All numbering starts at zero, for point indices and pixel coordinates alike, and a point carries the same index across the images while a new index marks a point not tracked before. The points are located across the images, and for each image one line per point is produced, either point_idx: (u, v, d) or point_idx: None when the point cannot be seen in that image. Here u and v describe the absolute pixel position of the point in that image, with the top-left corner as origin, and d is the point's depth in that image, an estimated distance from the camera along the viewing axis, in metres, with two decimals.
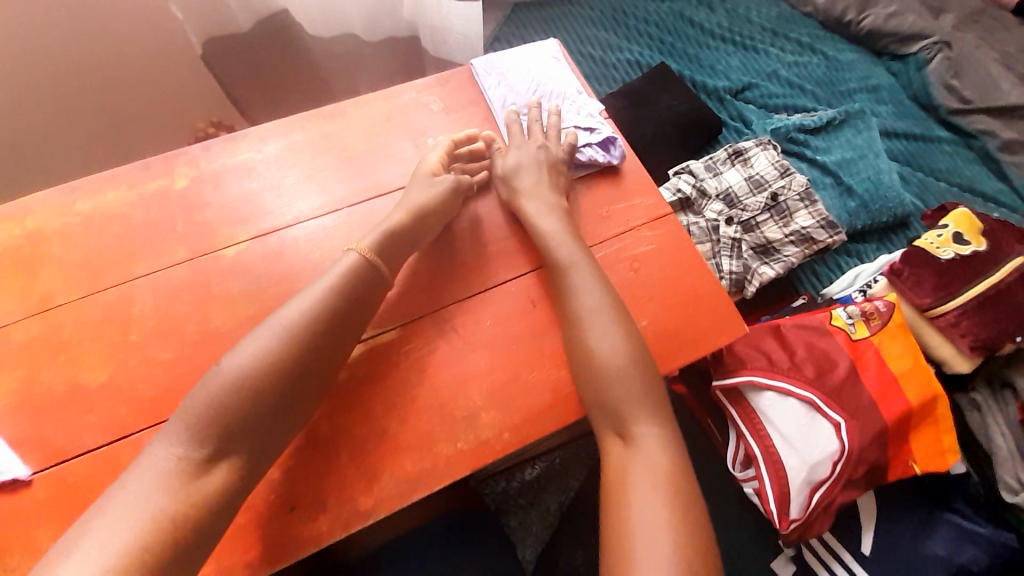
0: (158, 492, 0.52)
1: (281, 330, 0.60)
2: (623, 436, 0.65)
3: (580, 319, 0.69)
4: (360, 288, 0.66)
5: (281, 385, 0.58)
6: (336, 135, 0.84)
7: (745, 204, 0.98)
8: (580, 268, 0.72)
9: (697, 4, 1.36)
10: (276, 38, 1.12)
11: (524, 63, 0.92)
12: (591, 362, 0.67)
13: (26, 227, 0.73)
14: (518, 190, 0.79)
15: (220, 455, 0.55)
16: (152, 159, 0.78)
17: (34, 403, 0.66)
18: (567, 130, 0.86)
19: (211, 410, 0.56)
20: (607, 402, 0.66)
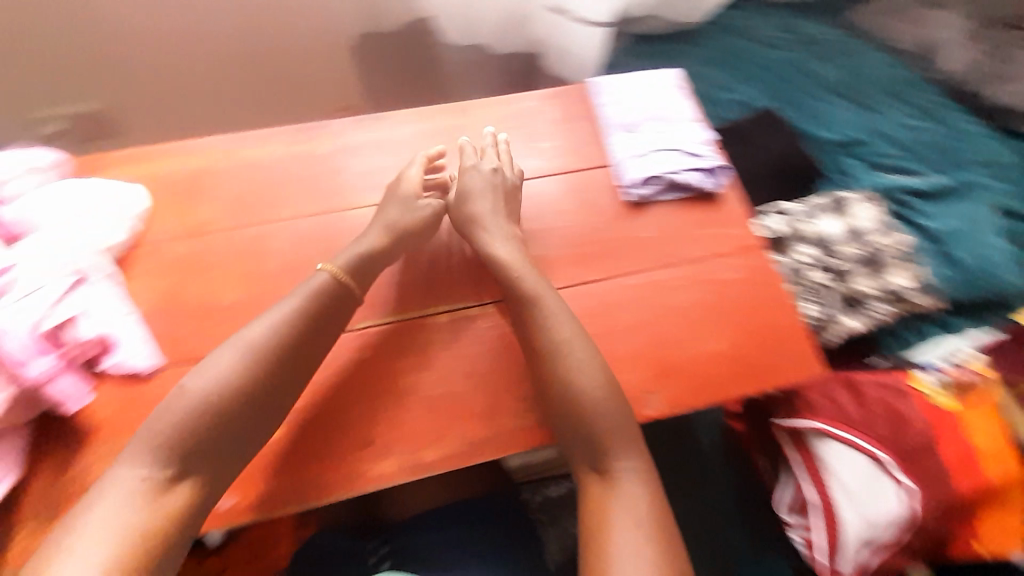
0: (130, 507, 0.52)
1: (241, 346, 0.63)
2: (600, 474, 0.64)
3: (553, 354, 0.69)
4: (326, 304, 0.69)
5: (243, 404, 0.60)
6: (461, 128, 0.94)
7: (840, 253, 0.97)
8: (549, 302, 0.72)
9: (814, 55, 1.36)
10: (415, 42, 1.28)
11: (640, 87, 1.00)
12: (569, 398, 0.67)
13: (191, 164, 0.85)
14: (477, 213, 0.81)
15: (184, 472, 0.56)
16: (302, 126, 0.90)
17: (170, 310, 0.75)
18: (674, 151, 0.90)
19: (180, 428, 0.57)
20: (587, 437, 0.66)
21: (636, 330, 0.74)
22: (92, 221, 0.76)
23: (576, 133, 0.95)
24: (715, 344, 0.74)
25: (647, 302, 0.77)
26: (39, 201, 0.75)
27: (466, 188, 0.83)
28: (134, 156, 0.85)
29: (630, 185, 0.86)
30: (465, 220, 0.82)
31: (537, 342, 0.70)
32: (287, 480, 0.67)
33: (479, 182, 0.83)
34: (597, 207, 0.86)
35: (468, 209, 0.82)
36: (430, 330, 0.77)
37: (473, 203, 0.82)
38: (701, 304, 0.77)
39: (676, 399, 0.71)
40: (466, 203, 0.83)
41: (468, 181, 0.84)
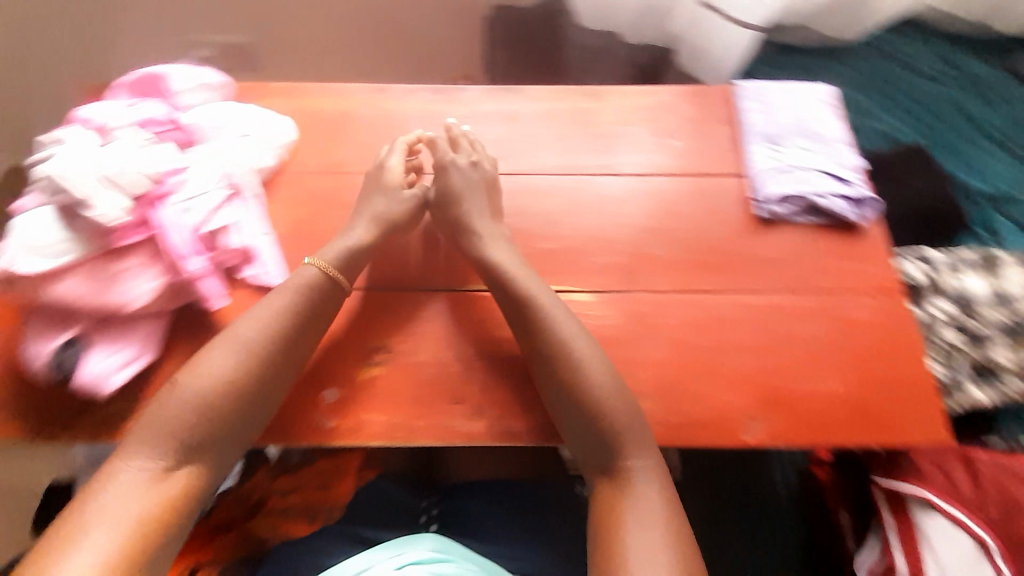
0: (131, 498, 0.52)
1: (225, 344, 0.62)
2: (610, 475, 0.60)
3: (553, 353, 0.64)
4: (316, 301, 0.67)
5: (234, 401, 0.59)
6: (594, 113, 0.93)
7: (981, 315, 0.86)
8: (546, 301, 0.67)
9: (974, 95, 1.23)
10: (547, 25, 1.30)
11: (791, 99, 0.93)
12: (573, 397, 0.63)
13: (339, 106, 0.90)
14: (457, 210, 0.76)
15: (180, 462, 0.56)
16: (443, 89, 0.93)
17: (297, 236, 0.77)
18: (818, 171, 0.84)
19: (171, 423, 0.57)
20: (597, 437, 0.61)
21: (748, 350, 0.70)
22: (249, 140, 0.80)
23: (713, 136, 0.90)
24: (830, 384, 0.70)
25: (763, 324, 0.72)
26: (208, 112, 0.80)
27: (448, 181, 0.77)
28: (290, 90, 0.91)
29: (766, 200, 0.81)
30: (446, 221, 0.77)
31: (540, 341, 0.65)
32: (375, 418, 0.67)
33: (471, 174, 0.78)
34: (725, 216, 0.81)
35: (448, 201, 0.77)
36: None
37: (462, 201, 0.76)
38: (823, 339, 0.72)
39: (780, 431, 0.66)
40: (451, 198, 0.77)
41: (453, 173, 0.78)
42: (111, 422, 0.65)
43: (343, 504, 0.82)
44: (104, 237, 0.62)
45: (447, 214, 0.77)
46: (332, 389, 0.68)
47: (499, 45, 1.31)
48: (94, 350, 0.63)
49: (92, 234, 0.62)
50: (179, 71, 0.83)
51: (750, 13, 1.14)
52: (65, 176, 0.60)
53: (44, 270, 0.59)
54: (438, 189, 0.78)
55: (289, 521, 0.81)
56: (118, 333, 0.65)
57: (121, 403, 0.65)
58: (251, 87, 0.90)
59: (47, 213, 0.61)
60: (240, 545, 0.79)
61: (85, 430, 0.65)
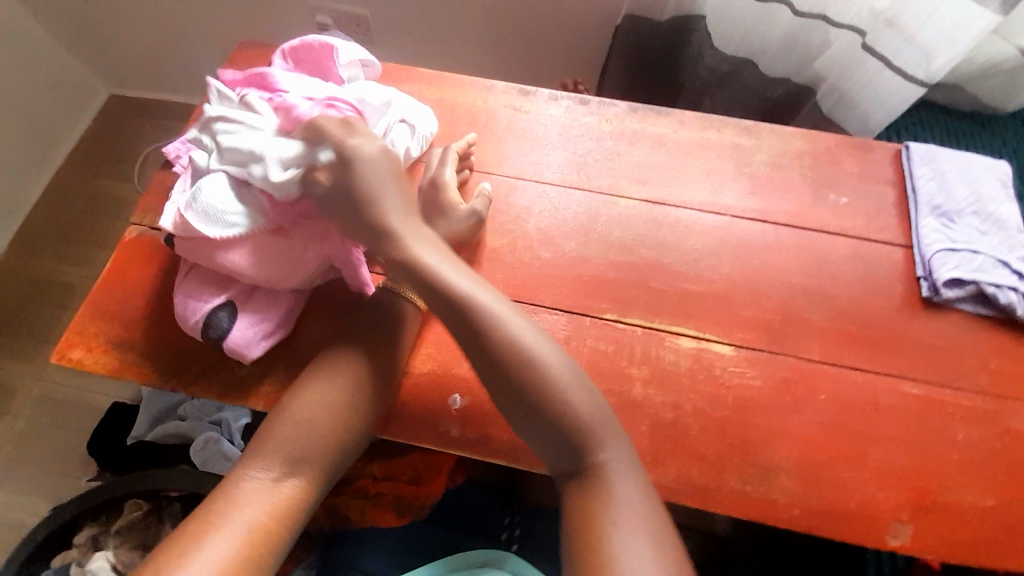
0: (250, 503, 0.57)
1: (322, 371, 0.63)
2: (579, 474, 0.56)
3: (502, 363, 0.56)
4: (394, 319, 0.66)
5: (336, 416, 0.62)
6: (746, 150, 0.86)
7: None
8: (485, 299, 0.58)
9: None
10: (679, 36, 1.20)
11: (968, 171, 0.84)
12: (535, 403, 0.56)
13: (486, 103, 0.87)
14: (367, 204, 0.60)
15: (289, 471, 0.59)
16: (591, 101, 0.89)
17: None
18: (996, 261, 0.75)
19: (280, 442, 0.60)
20: (570, 442, 0.56)
21: (901, 443, 0.65)
22: (404, 126, 0.76)
23: (877, 197, 0.83)
24: (984, 498, 0.64)
25: (920, 419, 0.67)
26: (370, 90, 0.75)
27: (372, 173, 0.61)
28: (434, 78, 0.88)
29: (935, 280, 0.74)
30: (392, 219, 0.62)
31: (487, 352, 0.57)
32: (499, 434, 0.65)
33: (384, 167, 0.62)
34: (884, 290, 0.75)
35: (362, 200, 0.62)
36: (668, 350, 0.70)
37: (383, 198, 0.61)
38: (982, 448, 0.66)
39: (927, 541, 0.62)
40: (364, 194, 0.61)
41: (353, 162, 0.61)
42: (244, 387, 0.66)
43: (430, 504, 0.80)
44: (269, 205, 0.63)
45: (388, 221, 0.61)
46: (459, 394, 0.67)
47: (627, 56, 1.26)
48: (240, 318, 0.63)
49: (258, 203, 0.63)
50: (345, 43, 0.78)
51: (920, 63, 0.98)
52: (258, 149, 0.62)
53: (219, 236, 0.61)
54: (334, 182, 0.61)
55: (376, 510, 0.79)
56: (265, 305, 0.65)
57: (255, 369, 0.67)
58: (396, 68, 0.89)
59: (228, 180, 0.63)
60: (328, 519, 0.80)
61: (214, 386, 0.66)
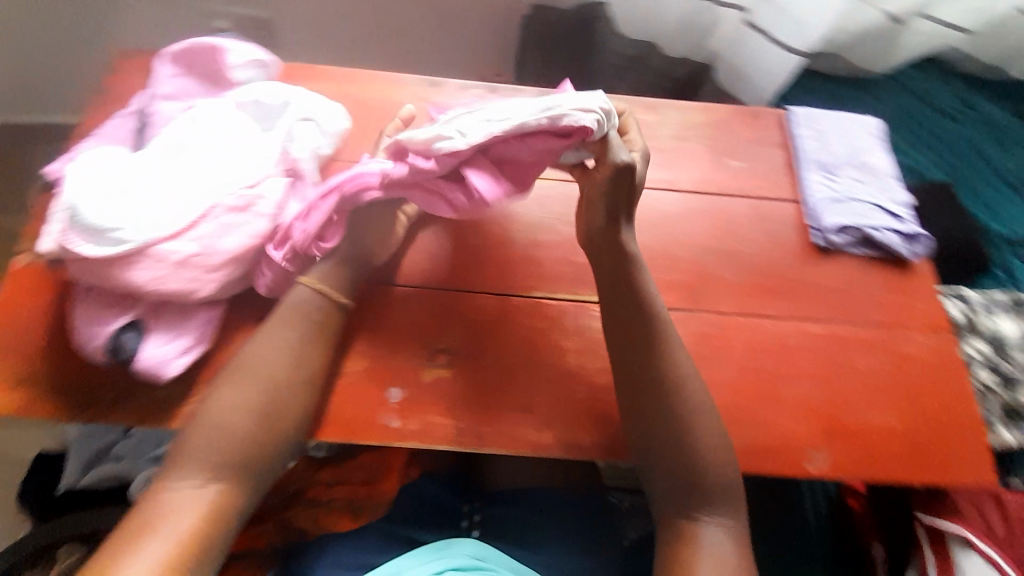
0: (177, 513, 0.55)
1: (239, 376, 0.61)
2: (684, 515, 0.62)
3: (652, 376, 0.65)
4: (316, 319, 0.65)
5: (259, 415, 0.60)
6: (650, 125, 0.91)
7: (1015, 359, 0.90)
8: (656, 311, 0.68)
9: (993, 140, 1.26)
10: (584, 22, 1.23)
11: (843, 130, 0.93)
12: (658, 418, 0.64)
13: (396, 98, 0.86)
14: (623, 197, 0.68)
15: (215, 476, 0.58)
16: (501, 89, 0.91)
17: None
18: (874, 207, 0.84)
19: (200, 451, 0.58)
20: (678, 479, 0.63)
21: (811, 377, 0.72)
22: (310, 124, 0.75)
23: (771, 160, 0.90)
24: (888, 419, 0.71)
25: (825, 354, 0.73)
26: (265, 90, 0.76)
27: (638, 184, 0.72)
28: (341, 76, 0.87)
29: (824, 229, 0.82)
30: (612, 199, 0.68)
31: (660, 380, 0.65)
32: (441, 421, 0.66)
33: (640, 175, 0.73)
34: (783, 243, 0.82)
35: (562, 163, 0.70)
36: (596, 319, 0.73)
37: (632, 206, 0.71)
38: (878, 372, 0.73)
39: (842, 462, 0.68)
40: (626, 182, 0.67)
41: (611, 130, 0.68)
42: (164, 408, 0.63)
43: (386, 502, 0.79)
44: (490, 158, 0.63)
45: (620, 198, 0.68)
46: (396, 387, 0.67)
47: (536, 46, 1.28)
48: (150, 337, 0.61)
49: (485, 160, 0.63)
50: (234, 44, 0.79)
51: (797, 35, 1.08)
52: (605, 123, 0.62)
53: (94, 251, 0.58)
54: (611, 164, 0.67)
55: (330, 514, 0.78)
56: (176, 321, 0.62)
57: (176, 389, 0.64)
58: (301, 68, 0.87)
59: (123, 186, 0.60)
60: (280, 534, 0.78)
61: (132, 413, 0.63)
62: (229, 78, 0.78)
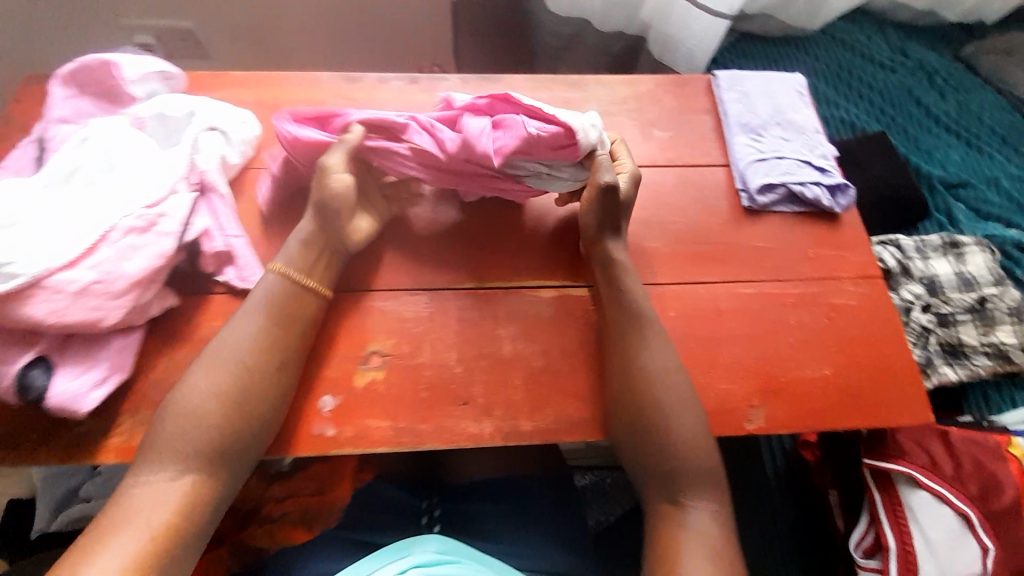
0: (152, 506, 0.54)
1: (211, 363, 0.60)
2: (670, 501, 0.62)
3: (632, 367, 0.66)
4: (285, 307, 0.64)
5: (233, 404, 0.59)
6: (575, 103, 0.90)
7: (949, 298, 0.93)
8: (641, 307, 0.69)
9: (927, 85, 1.25)
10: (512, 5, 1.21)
11: (767, 89, 0.93)
12: (642, 395, 0.65)
13: (312, 96, 0.82)
14: (610, 219, 0.71)
15: (188, 467, 0.57)
16: (421, 77, 0.86)
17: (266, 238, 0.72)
18: (800, 163, 0.84)
19: (174, 438, 0.57)
20: (664, 463, 0.63)
21: (745, 339, 0.73)
22: (215, 133, 0.73)
23: (698, 126, 0.90)
24: (823, 369, 0.72)
25: (758, 314, 0.74)
26: (170, 102, 0.73)
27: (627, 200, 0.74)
28: (251, 79, 0.83)
29: (750, 189, 0.82)
30: (598, 218, 0.71)
31: (634, 369, 0.66)
32: (377, 423, 0.64)
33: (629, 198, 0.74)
34: (714, 208, 0.82)
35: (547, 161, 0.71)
36: (530, 303, 0.72)
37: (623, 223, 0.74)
38: (812, 326, 0.74)
39: (779, 417, 0.69)
40: (614, 202, 0.70)
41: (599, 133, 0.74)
42: (88, 440, 0.61)
43: (340, 508, 0.75)
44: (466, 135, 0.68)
45: (611, 222, 0.72)
46: (329, 395, 0.65)
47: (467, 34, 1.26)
48: (60, 372, 0.58)
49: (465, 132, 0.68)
50: (126, 57, 0.75)
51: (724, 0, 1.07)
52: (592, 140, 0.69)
53: None
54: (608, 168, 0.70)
55: (283, 529, 0.73)
56: (89, 352, 0.60)
57: (98, 421, 0.62)
58: (208, 76, 0.83)
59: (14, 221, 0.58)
60: (235, 558, 0.73)
61: (57, 450, 0.61)
62: (127, 94, 0.75)
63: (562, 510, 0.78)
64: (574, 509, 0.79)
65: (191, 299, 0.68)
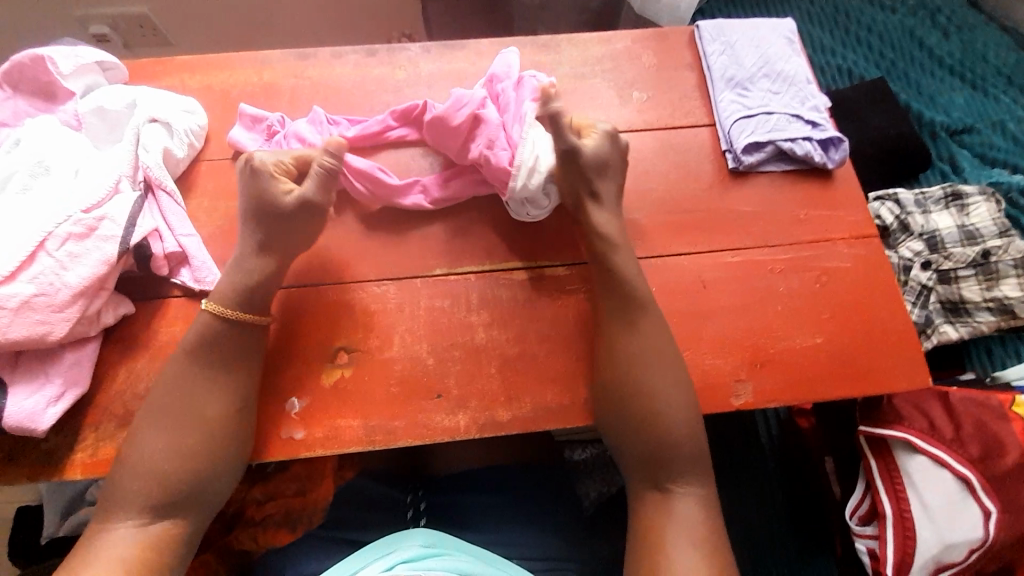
0: (124, 541, 0.55)
1: (160, 414, 0.58)
2: (656, 487, 0.61)
3: (615, 355, 0.63)
4: (223, 344, 0.60)
5: (196, 433, 0.58)
6: (547, 65, 0.82)
7: (950, 252, 0.89)
8: (611, 317, 0.64)
9: (929, 24, 1.17)
10: None
11: (755, 36, 0.85)
12: (615, 402, 0.62)
13: (262, 78, 0.77)
14: (583, 180, 0.67)
15: (155, 501, 0.56)
16: (378, 48, 0.80)
17: (222, 236, 0.68)
18: (790, 118, 0.78)
19: (136, 483, 0.56)
20: (650, 452, 0.61)
21: (730, 311, 0.69)
22: (157, 126, 0.68)
23: (680, 83, 0.83)
24: (813, 338, 0.68)
25: (744, 285, 0.71)
26: (108, 94, 0.69)
27: (612, 156, 0.68)
28: (196, 64, 0.77)
29: (736, 150, 0.76)
30: (569, 182, 0.67)
31: (619, 355, 0.63)
32: (348, 422, 0.63)
33: (610, 153, 0.68)
34: (698, 173, 0.77)
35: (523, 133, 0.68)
36: (503, 287, 0.69)
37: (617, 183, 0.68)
38: (802, 293, 0.71)
39: (767, 391, 0.66)
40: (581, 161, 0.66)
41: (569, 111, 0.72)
42: (54, 457, 0.60)
43: (323, 507, 0.73)
44: (461, 112, 0.68)
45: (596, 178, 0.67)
46: (295, 397, 0.63)
47: None
48: (12, 391, 0.56)
49: (456, 108, 0.68)
50: (58, 50, 0.68)
51: None
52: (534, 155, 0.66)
53: None
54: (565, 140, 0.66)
55: (268, 533, 0.72)
56: (41, 367, 0.58)
57: (60, 437, 0.60)
58: (151, 63, 0.77)
59: None
60: (221, 564, 0.72)
61: (23, 470, 0.59)
62: (64, 91, 0.68)
63: (548, 494, 0.76)
64: (564, 491, 0.77)
65: (147, 305, 0.65)
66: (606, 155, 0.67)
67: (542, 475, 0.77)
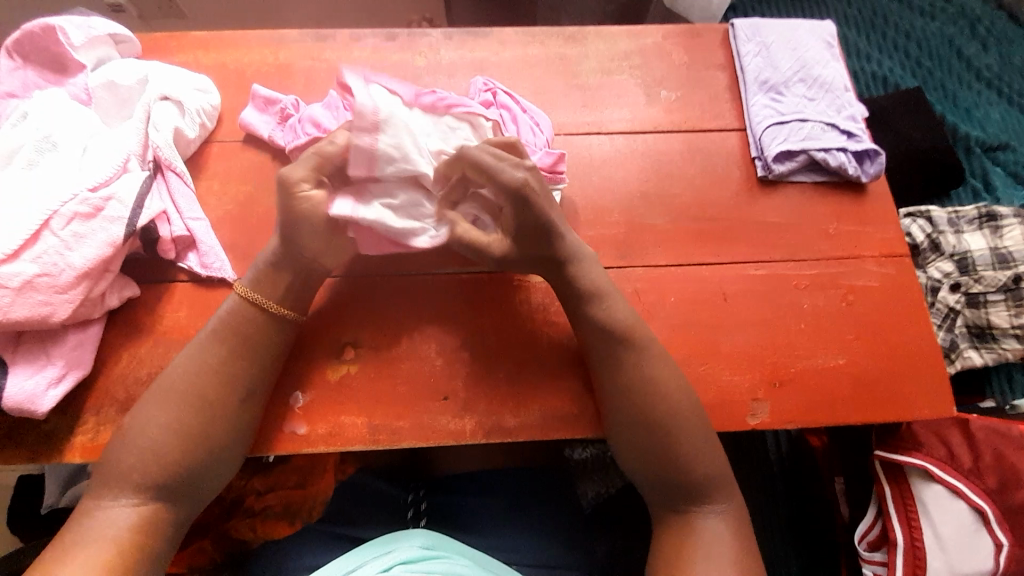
0: (114, 527, 0.52)
1: (172, 391, 0.56)
2: (676, 503, 0.58)
3: (628, 365, 0.60)
4: (250, 335, 0.58)
5: (199, 421, 0.55)
6: (574, 60, 0.79)
7: (980, 275, 0.86)
8: (648, 334, 0.61)
9: (969, 34, 1.12)
10: None
11: (792, 38, 0.81)
12: (637, 414, 0.59)
13: (278, 59, 0.74)
14: (541, 252, 0.61)
15: (150, 488, 0.53)
16: (399, 33, 0.77)
17: (231, 221, 0.67)
18: (824, 127, 0.75)
19: (129, 470, 0.53)
20: (663, 465, 0.58)
21: (751, 326, 0.67)
22: (168, 104, 0.66)
23: (712, 83, 0.79)
24: (836, 358, 0.66)
25: (766, 299, 0.68)
26: (118, 68, 0.66)
27: (533, 213, 0.59)
28: (211, 40, 0.75)
29: (767, 157, 0.73)
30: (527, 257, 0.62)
31: (636, 367, 0.60)
32: (352, 419, 0.61)
33: (526, 214, 0.59)
34: (725, 181, 0.74)
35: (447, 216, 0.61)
36: (518, 290, 0.67)
37: (558, 229, 0.61)
38: (827, 311, 0.68)
39: (784, 411, 0.64)
40: (531, 241, 0.60)
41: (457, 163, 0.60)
42: (53, 439, 0.59)
43: (323, 502, 0.72)
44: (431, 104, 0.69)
45: (536, 250, 0.61)
46: (300, 391, 0.62)
47: None
48: (12, 371, 0.55)
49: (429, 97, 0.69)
50: (71, 20, 0.66)
51: None
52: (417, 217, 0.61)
53: None
54: (508, 219, 0.60)
55: (267, 522, 0.71)
56: (43, 348, 0.57)
57: (61, 418, 0.59)
58: (165, 36, 0.75)
59: None
60: (219, 550, 0.71)
61: (23, 449, 0.58)
62: (75, 63, 0.66)
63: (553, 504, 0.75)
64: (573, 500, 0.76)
65: (154, 288, 0.63)
66: (535, 215, 0.59)
67: (546, 481, 0.76)
